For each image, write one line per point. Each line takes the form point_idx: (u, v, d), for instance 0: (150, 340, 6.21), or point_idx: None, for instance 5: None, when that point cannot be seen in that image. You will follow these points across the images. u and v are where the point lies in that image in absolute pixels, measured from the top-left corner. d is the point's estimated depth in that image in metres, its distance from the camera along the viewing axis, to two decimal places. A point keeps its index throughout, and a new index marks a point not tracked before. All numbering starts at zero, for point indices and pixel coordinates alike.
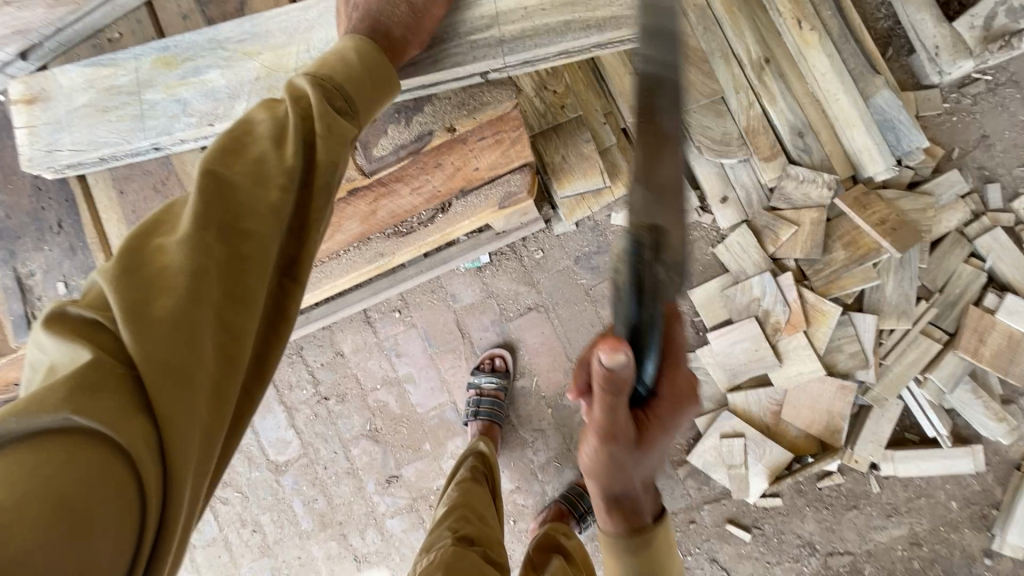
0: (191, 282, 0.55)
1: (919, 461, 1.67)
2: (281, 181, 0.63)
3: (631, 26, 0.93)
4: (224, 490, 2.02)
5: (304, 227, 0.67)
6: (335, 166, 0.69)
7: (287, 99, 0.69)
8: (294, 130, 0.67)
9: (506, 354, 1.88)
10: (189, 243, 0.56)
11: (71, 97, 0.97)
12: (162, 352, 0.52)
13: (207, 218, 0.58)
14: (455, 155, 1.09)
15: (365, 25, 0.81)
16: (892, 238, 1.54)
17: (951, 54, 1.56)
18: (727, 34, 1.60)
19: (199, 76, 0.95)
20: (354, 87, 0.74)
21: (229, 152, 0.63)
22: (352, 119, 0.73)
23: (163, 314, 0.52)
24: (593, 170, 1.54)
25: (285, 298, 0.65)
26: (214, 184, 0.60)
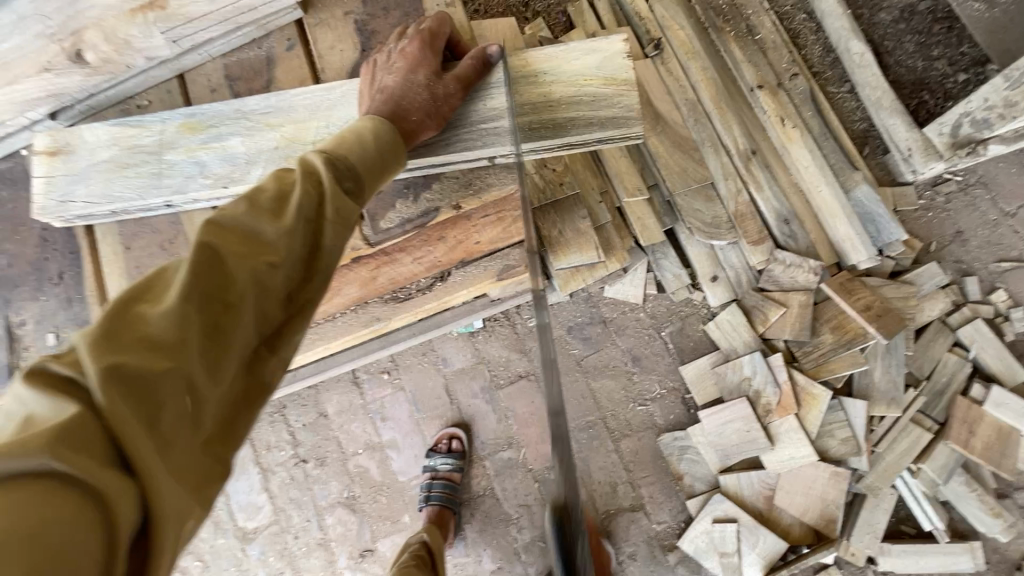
0: (175, 346, 0.52)
1: (917, 557, 1.61)
2: (277, 252, 0.63)
3: (632, 126, 0.99)
4: (183, 558, 1.88)
5: (296, 300, 0.65)
6: (338, 247, 0.69)
7: (298, 172, 0.70)
8: (297, 206, 0.66)
9: (461, 435, 1.84)
10: (177, 307, 0.54)
11: (93, 152, 1.00)
12: (136, 418, 0.48)
13: (195, 284, 0.56)
14: (459, 230, 1.14)
15: (387, 106, 0.85)
16: (878, 324, 1.58)
17: (924, 155, 1.67)
18: (716, 127, 1.72)
19: (221, 141, 0.99)
20: (364, 168, 0.76)
21: (223, 222, 0.62)
22: (359, 199, 0.74)
23: (141, 376, 0.49)
24: (587, 246, 1.60)
25: (261, 365, 0.62)
26: (206, 253, 0.58)
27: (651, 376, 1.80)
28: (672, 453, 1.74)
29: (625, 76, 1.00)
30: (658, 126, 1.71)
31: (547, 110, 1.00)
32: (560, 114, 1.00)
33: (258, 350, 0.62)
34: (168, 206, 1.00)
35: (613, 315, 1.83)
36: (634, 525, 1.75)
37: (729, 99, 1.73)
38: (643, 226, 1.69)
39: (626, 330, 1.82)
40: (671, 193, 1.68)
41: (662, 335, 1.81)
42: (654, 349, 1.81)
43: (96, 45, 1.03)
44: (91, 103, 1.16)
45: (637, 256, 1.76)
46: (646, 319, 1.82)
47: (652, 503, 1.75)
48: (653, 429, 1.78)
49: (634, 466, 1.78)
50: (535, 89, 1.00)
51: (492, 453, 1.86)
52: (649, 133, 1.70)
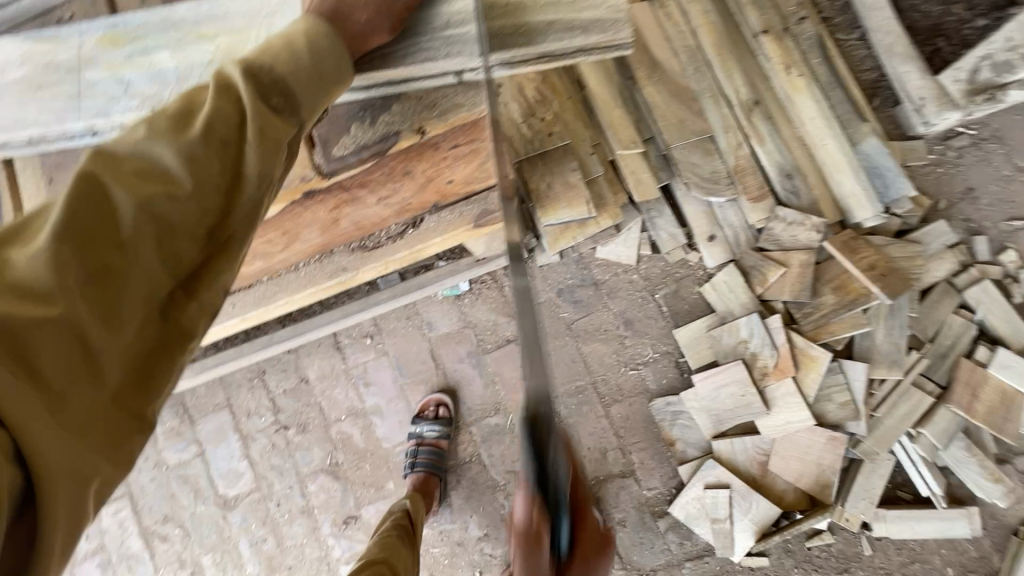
0: (54, 295, 0.50)
1: (913, 523, 1.57)
2: (181, 183, 0.56)
3: (618, 30, 0.91)
4: (163, 526, 1.83)
5: (216, 234, 0.60)
6: (269, 173, 0.62)
7: (212, 87, 0.62)
8: (204, 125, 0.59)
9: (447, 401, 1.78)
10: (55, 249, 0.50)
11: (4, 72, 0.87)
12: (12, 369, 0.47)
13: (77, 223, 0.52)
14: (427, 164, 1.02)
15: (327, 5, 0.72)
16: (883, 284, 1.50)
17: (938, 106, 1.56)
18: (716, 75, 1.61)
19: (148, 56, 0.86)
20: (295, 77, 0.66)
21: (118, 152, 0.56)
22: (291, 117, 0.66)
23: (16, 323, 0.47)
24: (577, 201, 1.50)
25: (176, 309, 0.58)
26: (92, 186, 0.53)
27: (644, 340, 1.73)
28: (665, 418, 1.68)
29: None
30: (655, 74, 1.60)
31: (522, 13, 0.88)
32: (538, 17, 0.88)
33: (174, 290, 0.58)
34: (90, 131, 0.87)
35: (605, 277, 1.75)
36: (624, 491, 1.71)
37: (732, 45, 1.62)
38: (638, 180, 1.59)
39: (618, 293, 1.74)
40: (667, 146, 1.58)
41: (656, 297, 1.73)
42: (647, 312, 1.73)
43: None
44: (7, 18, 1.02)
45: (630, 213, 1.67)
46: (639, 281, 1.74)
47: (642, 470, 1.70)
48: (645, 394, 1.72)
49: (625, 432, 1.72)
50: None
51: (479, 419, 1.80)
52: (644, 82, 1.59)
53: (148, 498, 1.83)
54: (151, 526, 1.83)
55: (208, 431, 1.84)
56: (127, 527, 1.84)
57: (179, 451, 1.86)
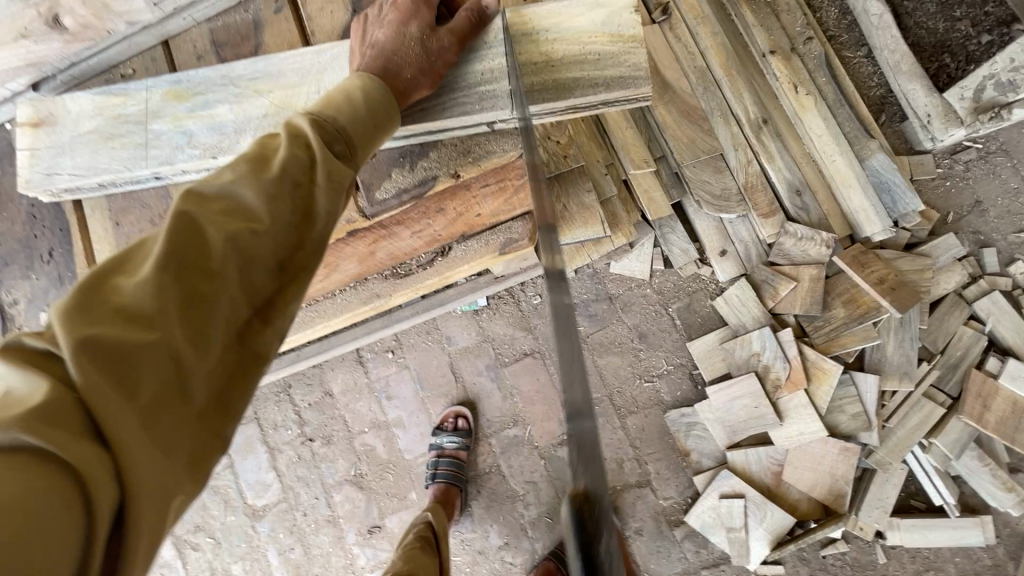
0: (155, 319, 0.50)
1: (927, 532, 1.59)
2: (262, 218, 0.59)
3: (642, 86, 0.94)
4: (195, 535, 1.90)
5: (291, 268, 0.62)
6: (333, 212, 0.66)
7: (284, 134, 0.67)
8: (282, 167, 0.63)
9: (467, 413, 1.84)
10: (152, 279, 0.51)
11: (77, 123, 0.94)
12: (114, 388, 0.47)
13: (170, 254, 0.53)
14: (459, 201, 1.10)
15: (378, 63, 0.80)
16: (892, 298, 1.53)
17: (944, 121, 1.61)
18: (725, 96, 1.66)
19: (209, 110, 0.93)
20: (354, 128, 0.72)
21: (203, 189, 0.59)
22: (351, 161, 0.71)
23: (119, 347, 0.47)
24: (593, 220, 1.55)
25: (254, 337, 0.59)
26: (184, 221, 0.55)
27: (658, 353, 1.78)
28: (680, 430, 1.73)
29: (633, 32, 0.94)
30: (666, 95, 1.65)
31: (549, 72, 0.94)
32: (564, 74, 0.94)
33: (252, 320, 0.59)
34: (156, 177, 0.95)
35: (619, 291, 1.80)
36: (641, 501, 1.75)
37: (740, 66, 1.67)
38: (651, 200, 1.64)
39: (633, 307, 1.79)
40: (680, 165, 1.63)
41: (669, 311, 1.78)
42: (661, 325, 1.78)
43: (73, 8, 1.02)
44: (74, 74, 1.13)
45: (644, 230, 1.72)
46: (653, 295, 1.79)
47: (658, 480, 1.75)
48: (660, 405, 1.76)
49: (641, 443, 1.77)
50: (536, 51, 0.94)
51: (498, 430, 1.85)
52: (656, 103, 1.65)
53: (181, 508, 1.90)
54: (184, 535, 1.91)
55: (237, 444, 1.92)
56: (160, 536, 1.91)
57: (210, 463, 1.93)
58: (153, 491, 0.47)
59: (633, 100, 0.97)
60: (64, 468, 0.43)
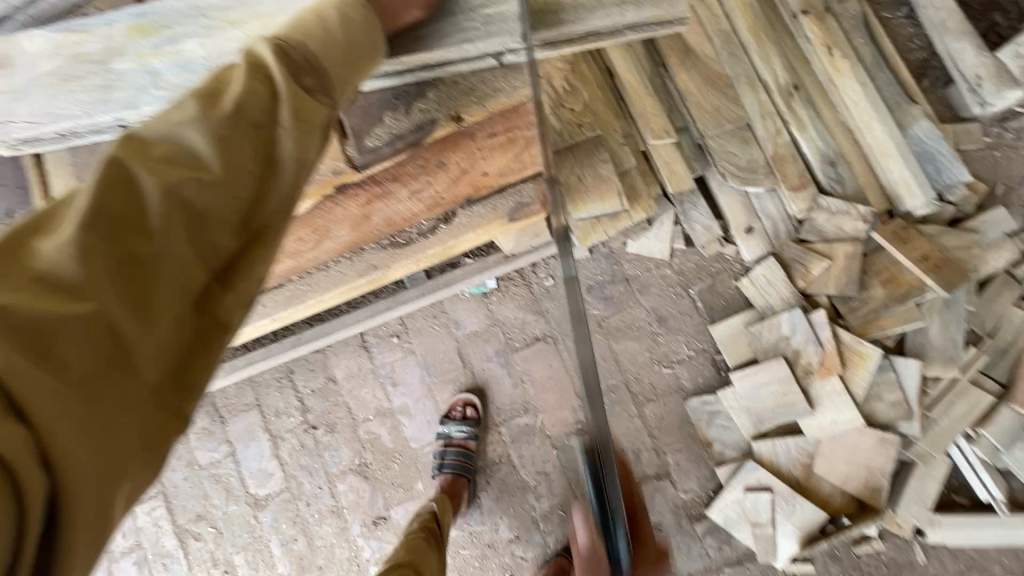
0: (87, 284, 0.44)
1: (972, 531, 1.47)
2: (212, 166, 0.51)
3: (671, 6, 0.88)
4: (196, 524, 1.85)
5: (257, 223, 0.54)
6: (306, 157, 0.57)
7: (242, 65, 0.57)
8: (238, 102, 0.54)
9: (476, 401, 1.75)
10: (79, 239, 0.45)
11: (29, 63, 0.84)
12: (37, 365, 0.40)
13: (102, 210, 0.46)
14: (462, 154, 1.01)
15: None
16: (937, 275, 1.41)
17: (995, 84, 1.47)
18: (753, 59, 1.54)
19: (176, 45, 0.83)
20: (328, 60, 0.63)
21: (145, 135, 0.51)
22: (325, 98, 0.62)
23: (44, 316, 0.41)
24: (610, 194, 1.45)
25: (213, 302, 0.51)
26: (118, 172, 0.48)
27: (678, 337, 1.67)
28: (701, 419, 1.62)
29: None
30: (688, 60, 1.53)
31: None
32: None
33: (211, 282, 0.51)
34: (121, 124, 0.86)
35: (636, 272, 1.69)
36: (659, 494, 1.65)
37: (769, 28, 1.55)
38: (672, 172, 1.53)
39: (651, 288, 1.69)
40: (702, 136, 1.52)
41: (691, 293, 1.67)
42: (681, 308, 1.67)
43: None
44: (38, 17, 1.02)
45: (664, 206, 1.61)
46: (673, 276, 1.68)
47: (678, 471, 1.64)
48: (680, 392, 1.66)
49: (660, 433, 1.66)
50: None
51: (508, 419, 1.76)
52: (677, 68, 1.53)
53: (181, 497, 1.84)
54: (185, 525, 1.85)
55: (238, 431, 1.85)
56: (160, 526, 1.85)
57: (209, 451, 1.86)
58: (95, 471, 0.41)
59: (658, 25, 0.90)
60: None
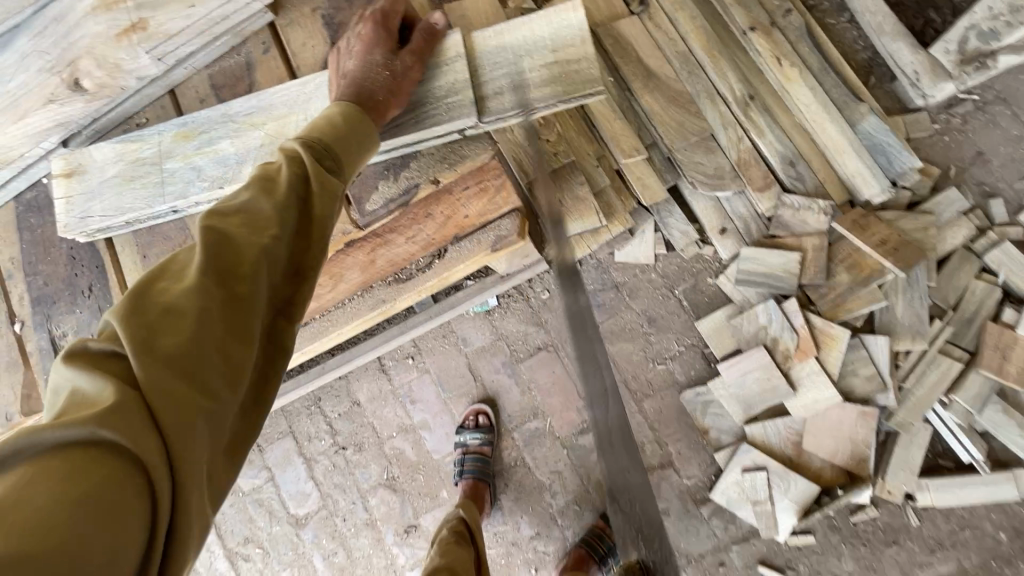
0: (201, 322, 0.60)
1: (958, 490, 1.57)
2: (278, 228, 0.70)
3: (591, 87, 1.01)
4: (245, 546, 2.02)
5: (301, 269, 0.73)
6: (329, 216, 0.75)
7: (282, 157, 0.77)
8: (289, 184, 0.74)
9: (488, 410, 1.90)
10: (198, 286, 0.62)
11: (102, 170, 1.05)
12: (169, 384, 0.57)
13: (210, 265, 0.64)
14: (444, 205, 1.19)
15: (350, 90, 0.89)
16: (894, 258, 1.54)
17: (933, 77, 1.59)
18: (710, 77, 1.70)
19: (213, 146, 1.03)
20: (340, 146, 0.82)
21: (227, 207, 0.69)
22: (340, 174, 0.81)
23: (177, 349, 0.58)
24: (589, 212, 1.61)
25: (277, 332, 0.70)
26: (217, 237, 0.65)
27: (668, 335, 1.81)
28: (696, 409, 1.75)
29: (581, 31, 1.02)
30: (651, 83, 1.68)
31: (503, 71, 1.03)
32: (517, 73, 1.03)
33: (275, 318, 0.70)
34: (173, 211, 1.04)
35: (624, 279, 1.84)
36: (665, 482, 1.77)
37: (722, 46, 1.70)
38: (645, 186, 1.68)
39: (639, 292, 1.83)
40: (670, 149, 1.67)
41: (676, 293, 1.81)
42: (668, 308, 1.81)
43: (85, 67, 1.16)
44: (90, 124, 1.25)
45: (642, 217, 1.76)
46: (658, 279, 1.82)
47: (680, 460, 1.77)
48: (675, 386, 1.79)
49: (660, 425, 1.80)
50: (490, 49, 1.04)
51: (519, 424, 1.91)
52: (641, 92, 1.68)
53: (229, 522, 2.02)
54: (235, 547, 2.02)
55: (276, 458, 2.03)
56: (213, 550, 2.03)
57: (250, 478, 2.04)
58: (201, 473, 0.57)
59: (582, 99, 1.02)
60: (130, 461, 0.52)
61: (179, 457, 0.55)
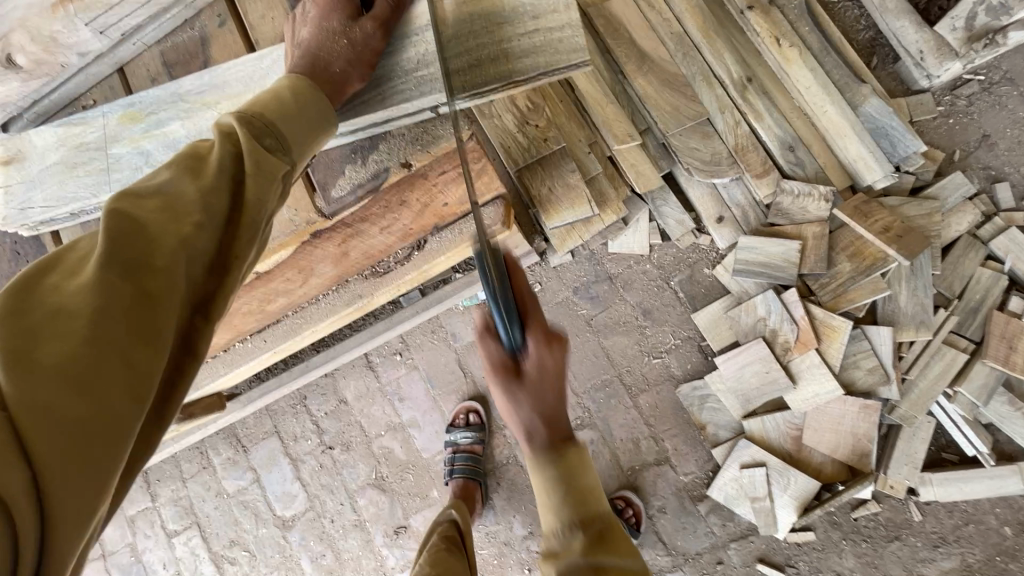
0: (93, 324, 0.51)
1: (962, 484, 1.53)
2: (200, 215, 0.61)
3: (574, 55, 0.95)
4: (231, 550, 1.96)
5: (228, 262, 0.64)
6: (265, 203, 0.67)
7: (216, 134, 0.68)
8: (218, 164, 0.65)
9: (478, 408, 1.85)
10: (93, 281, 0.53)
11: (44, 156, 0.97)
12: (46, 398, 0.48)
13: (111, 257, 0.54)
14: (421, 191, 1.10)
15: (306, 62, 0.84)
16: (898, 246, 1.47)
17: (938, 56, 1.53)
18: (705, 58, 1.62)
19: (162, 128, 0.95)
20: (286, 123, 0.74)
21: (140, 191, 0.60)
22: (284, 155, 0.72)
23: (60, 356, 0.49)
24: (581, 200, 1.53)
25: (196, 334, 0.61)
26: (124, 223, 0.56)
27: (664, 328, 1.75)
28: (693, 403, 1.69)
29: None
30: (644, 65, 1.61)
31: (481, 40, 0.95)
32: (497, 43, 0.95)
33: (195, 318, 0.61)
34: None
35: (618, 270, 1.78)
36: (661, 479, 1.72)
37: (718, 26, 1.63)
38: (638, 172, 1.60)
39: (634, 284, 1.77)
40: (665, 135, 1.59)
41: (671, 284, 1.75)
42: (664, 300, 1.75)
43: (27, 47, 1.07)
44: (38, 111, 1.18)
45: (636, 205, 1.69)
46: (653, 270, 1.76)
47: (677, 456, 1.72)
48: (671, 380, 1.74)
49: (655, 420, 1.74)
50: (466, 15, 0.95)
51: None
52: (634, 74, 1.61)
53: (214, 525, 1.96)
54: (220, 551, 1.96)
55: (260, 458, 1.96)
56: (197, 553, 1.97)
57: (235, 480, 1.97)
58: (81, 505, 0.48)
59: (567, 70, 0.96)
60: None
61: (51, 486, 0.46)
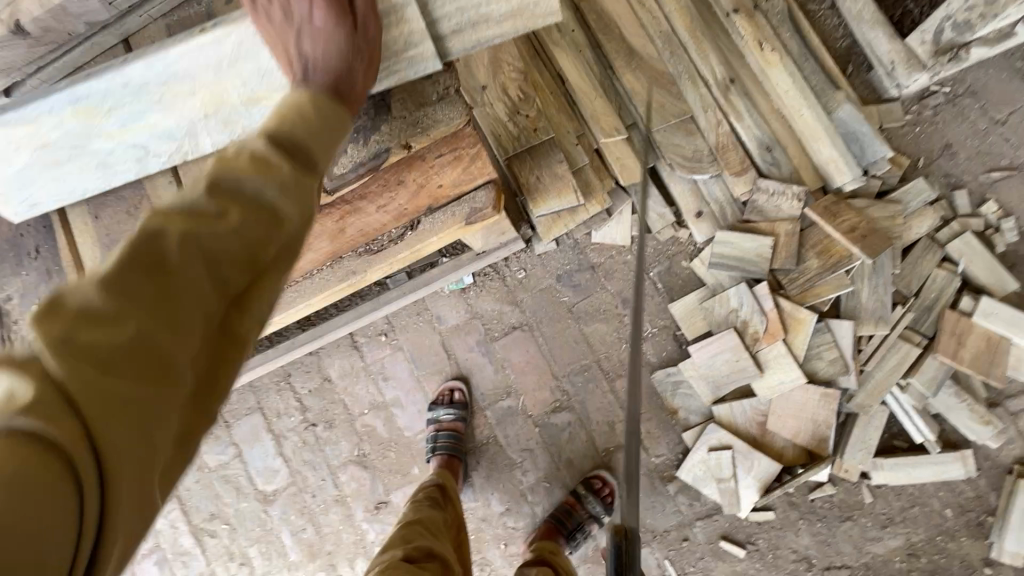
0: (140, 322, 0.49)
1: (908, 469, 1.65)
2: (248, 208, 0.57)
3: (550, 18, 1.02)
4: (211, 523, 1.98)
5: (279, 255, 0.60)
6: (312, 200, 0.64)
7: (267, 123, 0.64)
8: (266, 156, 0.61)
9: (461, 387, 1.89)
10: (140, 276, 0.50)
11: (18, 149, 1.06)
12: (99, 392, 0.46)
13: (158, 250, 0.51)
14: (418, 172, 1.17)
15: (321, 74, 0.83)
16: (863, 245, 1.57)
17: (907, 68, 1.62)
18: (691, 57, 1.67)
19: (137, 122, 1.05)
20: (327, 119, 0.71)
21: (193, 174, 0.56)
22: (327, 153, 0.69)
23: (108, 351, 0.47)
24: (566, 190, 1.58)
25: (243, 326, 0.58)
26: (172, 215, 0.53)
27: (642, 317, 1.82)
28: (666, 389, 1.77)
29: None
30: (633, 62, 1.67)
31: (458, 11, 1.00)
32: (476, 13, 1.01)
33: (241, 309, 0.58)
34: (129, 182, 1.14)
35: (601, 260, 1.84)
36: None
37: (704, 26, 1.67)
38: (623, 166, 1.66)
39: (614, 274, 1.84)
40: (649, 131, 1.66)
41: (651, 275, 1.82)
42: (643, 290, 1.82)
43: None
44: (37, 77, 1.20)
45: (620, 197, 1.75)
46: (634, 261, 1.83)
47: (649, 439, 1.81)
48: (646, 366, 1.82)
49: None
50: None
51: (492, 403, 1.91)
52: (623, 70, 1.67)
53: (195, 498, 1.98)
54: (200, 524, 1.98)
55: (243, 434, 1.99)
56: (177, 526, 1.99)
57: (217, 455, 1.99)
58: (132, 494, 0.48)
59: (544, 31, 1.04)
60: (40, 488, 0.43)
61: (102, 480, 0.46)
